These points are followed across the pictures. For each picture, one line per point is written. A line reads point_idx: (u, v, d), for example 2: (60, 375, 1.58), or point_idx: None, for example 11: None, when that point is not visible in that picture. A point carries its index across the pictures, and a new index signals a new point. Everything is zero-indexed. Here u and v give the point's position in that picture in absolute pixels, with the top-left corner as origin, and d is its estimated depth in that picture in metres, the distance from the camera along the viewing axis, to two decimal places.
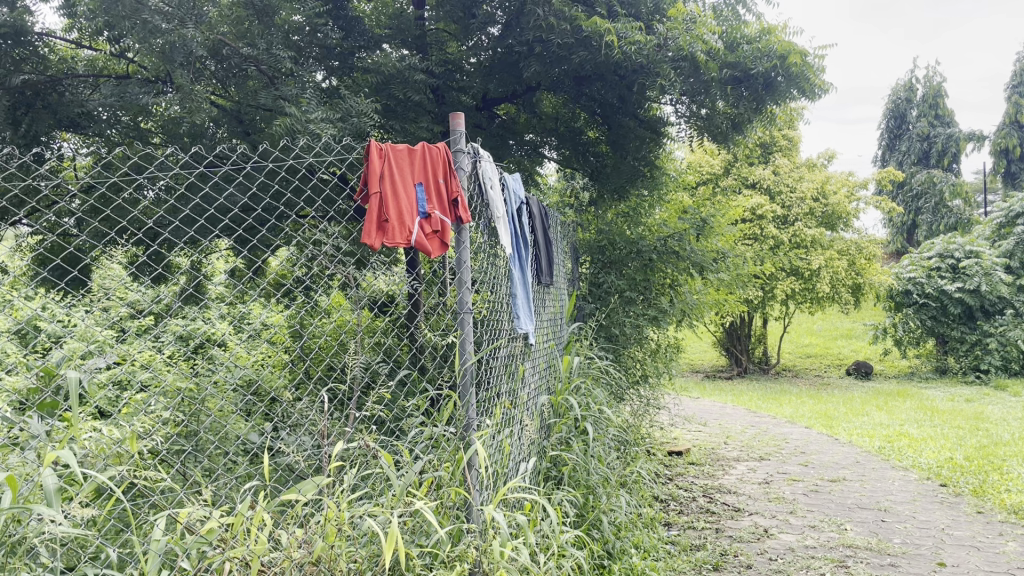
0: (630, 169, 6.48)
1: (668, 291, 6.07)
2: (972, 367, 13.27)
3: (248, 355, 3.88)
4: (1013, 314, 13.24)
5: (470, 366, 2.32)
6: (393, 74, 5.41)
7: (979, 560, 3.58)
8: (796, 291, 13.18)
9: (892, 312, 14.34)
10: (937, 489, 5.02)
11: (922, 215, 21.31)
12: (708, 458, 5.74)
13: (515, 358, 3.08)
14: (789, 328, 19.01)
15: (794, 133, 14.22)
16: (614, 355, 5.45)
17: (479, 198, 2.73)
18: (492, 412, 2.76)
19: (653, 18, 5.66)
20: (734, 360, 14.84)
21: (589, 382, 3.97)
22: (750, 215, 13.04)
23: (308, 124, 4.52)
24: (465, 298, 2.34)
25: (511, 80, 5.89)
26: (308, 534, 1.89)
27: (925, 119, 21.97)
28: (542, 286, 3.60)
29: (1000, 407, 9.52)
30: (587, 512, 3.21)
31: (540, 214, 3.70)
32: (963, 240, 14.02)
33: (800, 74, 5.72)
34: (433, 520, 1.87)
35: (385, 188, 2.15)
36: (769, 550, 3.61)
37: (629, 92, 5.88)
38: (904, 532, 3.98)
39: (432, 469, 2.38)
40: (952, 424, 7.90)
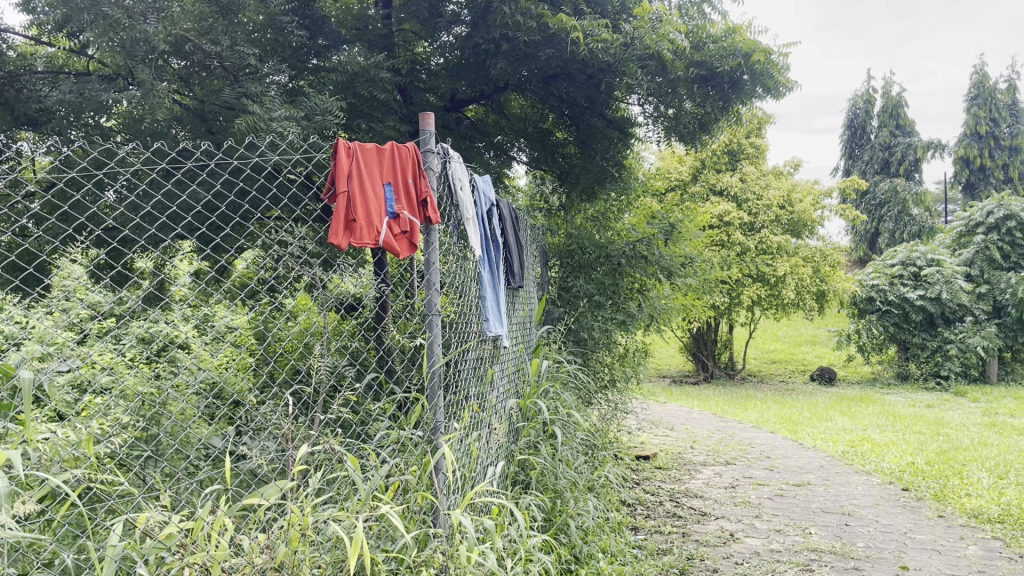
0: (598, 170, 6.44)
1: (636, 296, 6.05)
2: (932, 373, 13.55)
3: (210, 357, 3.82)
4: (971, 322, 13.54)
5: (438, 369, 2.29)
6: (359, 73, 5.36)
7: (941, 563, 3.62)
8: (763, 298, 13.29)
9: (855, 318, 14.47)
10: (899, 493, 5.09)
11: (885, 223, 21.68)
12: (675, 462, 5.76)
13: (484, 361, 3.07)
14: (755, 334, 19.17)
15: (761, 141, 14.32)
16: (581, 359, 5.44)
17: (449, 199, 2.70)
18: (460, 416, 2.74)
19: (620, 18, 5.69)
20: (700, 365, 14.97)
21: (557, 386, 3.96)
22: (717, 221, 13.15)
23: (271, 123, 4.48)
24: (434, 299, 2.31)
25: (478, 80, 5.92)
26: (270, 540, 1.85)
27: (885, 128, 22.19)
28: (512, 287, 3.60)
29: (960, 412, 9.79)
30: (555, 516, 3.20)
31: (511, 216, 3.68)
32: (924, 249, 14.32)
33: (764, 73, 5.78)
34: (399, 525, 1.85)
35: (354, 186, 2.11)
36: (735, 554, 3.62)
37: (597, 92, 5.95)
38: (868, 535, 4.02)
39: (398, 473, 2.35)
40: (915, 430, 8.01)
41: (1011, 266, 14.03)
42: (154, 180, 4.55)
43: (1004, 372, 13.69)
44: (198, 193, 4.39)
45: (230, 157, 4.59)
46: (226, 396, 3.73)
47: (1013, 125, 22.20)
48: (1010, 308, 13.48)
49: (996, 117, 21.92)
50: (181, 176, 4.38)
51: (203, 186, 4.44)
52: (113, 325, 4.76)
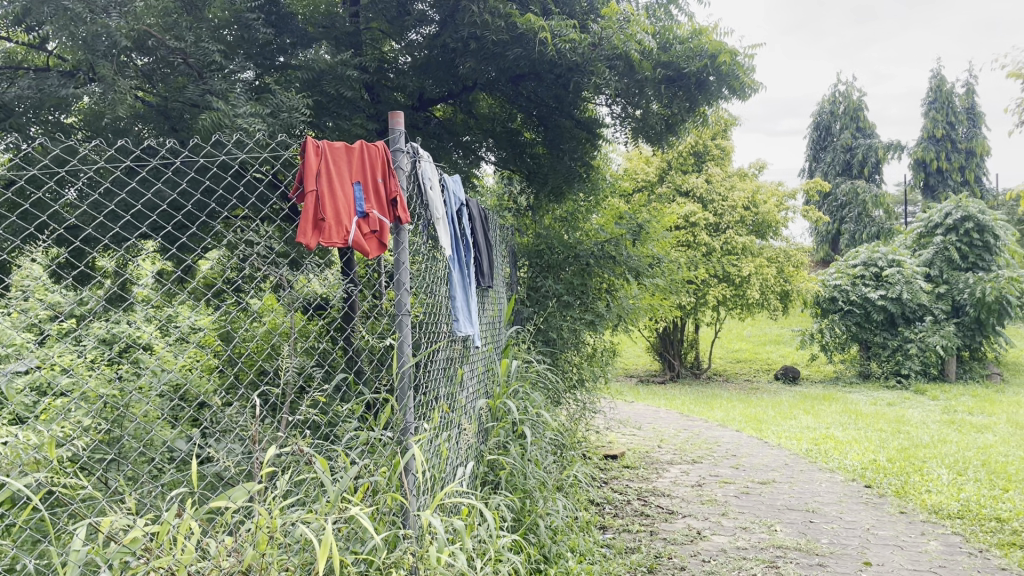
0: (566, 170, 6.47)
1: (604, 296, 6.07)
2: (893, 372, 13.78)
3: (175, 358, 3.76)
4: (931, 322, 13.81)
5: (408, 370, 2.28)
6: (325, 70, 5.32)
7: (903, 559, 3.68)
8: (728, 298, 13.44)
9: (818, 317, 14.69)
10: (862, 490, 5.17)
11: (846, 224, 22.04)
12: (643, 461, 5.80)
13: (454, 361, 3.06)
14: (720, 334, 19.35)
15: (727, 142, 14.43)
16: (550, 358, 5.45)
17: (419, 199, 2.69)
18: (430, 417, 2.72)
19: (587, 18, 5.70)
20: (667, 364, 15.09)
21: (526, 386, 3.96)
22: (683, 222, 13.24)
23: (235, 120, 4.41)
24: (403, 299, 2.30)
25: (446, 79, 5.93)
26: (238, 542, 1.83)
27: (847, 130, 22.56)
28: (481, 287, 3.59)
29: (920, 410, 9.96)
30: (524, 516, 3.20)
31: (480, 216, 3.67)
32: (885, 249, 14.58)
33: (730, 73, 5.83)
34: (368, 526, 1.84)
35: (322, 185, 2.10)
36: (702, 552, 3.65)
37: (565, 92, 5.95)
38: (831, 531, 4.09)
39: (367, 474, 2.33)
40: (876, 428, 8.16)
41: (969, 266, 14.33)
42: (118, 177, 4.47)
43: (962, 370, 13.96)
44: (163, 191, 4.32)
45: (196, 155, 4.53)
46: (192, 398, 3.68)
47: (970, 128, 22.68)
48: (967, 308, 13.77)
49: (954, 120, 22.38)
50: (146, 174, 4.31)
51: (168, 185, 4.38)
52: (74, 326, 4.67)
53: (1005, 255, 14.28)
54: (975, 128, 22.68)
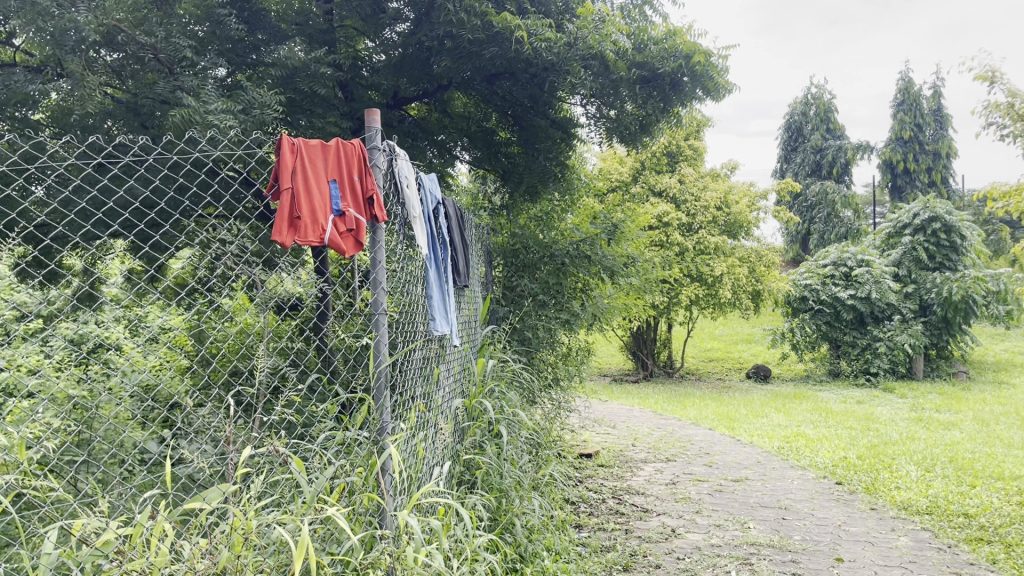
0: (541, 170, 6.43)
1: (579, 295, 6.10)
2: (862, 370, 13.97)
3: (147, 359, 3.71)
4: (899, 321, 14.02)
5: (385, 369, 2.27)
6: (299, 67, 5.27)
7: (874, 555, 3.73)
8: (700, 298, 13.55)
9: (789, 317, 14.86)
10: (833, 487, 5.24)
11: (815, 224, 22.31)
12: (617, 460, 5.83)
13: (430, 361, 3.05)
14: (692, 333, 19.50)
15: (699, 143, 14.52)
16: (525, 358, 5.46)
17: (395, 197, 2.67)
18: (406, 417, 2.71)
19: (563, 18, 5.71)
20: (640, 363, 15.18)
21: (502, 386, 3.96)
22: (657, 221, 13.33)
23: (206, 116, 4.36)
24: (380, 298, 2.29)
25: (421, 76, 5.87)
26: (213, 544, 1.82)
27: (817, 132, 22.83)
28: (458, 286, 3.59)
29: (889, 408, 10.11)
30: (500, 515, 3.19)
31: (456, 215, 3.66)
32: (855, 249, 14.78)
33: (704, 74, 5.88)
34: (345, 527, 1.83)
35: (298, 183, 2.09)
36: (676, 550, 3.67)
37: (540, 92, 5.96)
38: (803, 528, 4.13)
39: (343, 475, 2.32)
40: (846, 425, 8.27)
41: (937, 266, 14.56)
42: (89, 174, 4.40)
43: (930, 368, 14.18)
44: (135, 189, 4.27)
45: (169, 152, 4.47)
46: (165, 398, 3.64)
47: (937, 130, 23.05)
48: (935, 308, 14.00)
49: (921, 123, 22.73)
50: (117, 171, 4.25)
51: (139, 183, 4.32)
52: (43, 326, 4.59)
53: (972, 255, 14.52)
54: (942, 130, 23.05)
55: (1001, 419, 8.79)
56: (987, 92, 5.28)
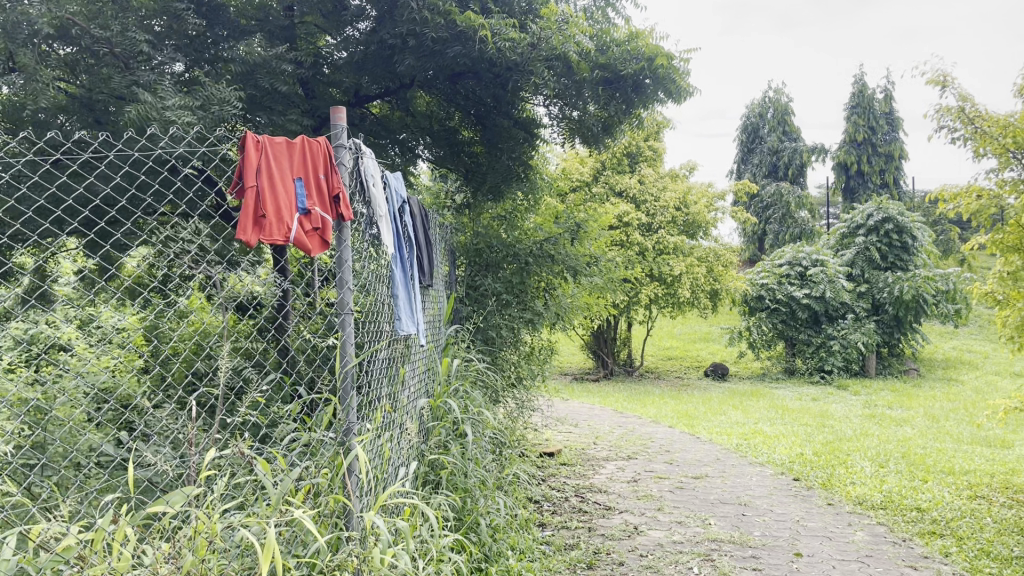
0: (504, 169, 6.45)
1: (542, 294, 6.10)
2: (816, 368, 14.23)
3: (105, 360, 3.64)
4: (853, 319, 14.30)
5: (351, 369, 2.25)
6: (259, 64, 5.18)
7: (832, 549, 3.81)
8: (660, 297, 13.69)
9: (746, 315, 15.08)
10: (790, 483, 5.33)
11: (770, 224, 22.69)
12: (579, 458, 5.86)
13: (395, 361, 3.03)
14: (651, 332, 19.70)
15: (658, 144, 14.65)
16: (489, 357, 5.47)
17: (361, 196, 2.66)
18: (372, 417, 2.70)
19: (527, 18, 5.72)
20: (600, 362, 15.28)
21: (466, 385, 3.96)
22: (617, 221, 13.43)
23: (164, 112, 4.29)
24: (346, 298, 2.27)
25: (383, 75, 5.75)
26: (176, 548, 1.79)
27: (773, 133, 23.19)
28: (422, 286, 3.58)
29: (843, 405, 10.31)
30: (465, 515, 3.19)
31: (421, 214, 3.64)
32: (810, 249, 15.06)
33: (666, 77, 5.95)
34: (311, 529, 1.81)
35: (263, 181, 2.07)
36: (639, 547, 3.71)
37: (503, 92, 5.97)
38: (763, 524, 4.20)
39: (309, 476, 2.29)
40: (801, 422, 8.43)
41: (889, 266, 14.88)
42: (45, 171, 4.31)
43: (882, 366, 14.50)
44: (93, 186, 4.19)
45: (127, 149, 4.39)
46: (124, 399, 3.57)
47: (889, 133, 23.57)
48: (887, 307, 14.32)
49: (874, 125, 23.23)
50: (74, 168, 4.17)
51: (96, 180, 4.23)
52: None
53: (922, 255, 14.88)
54: (893, 133, 23.59)
55: (950, 415, 9.03)
56: (940, 97, 5.41)
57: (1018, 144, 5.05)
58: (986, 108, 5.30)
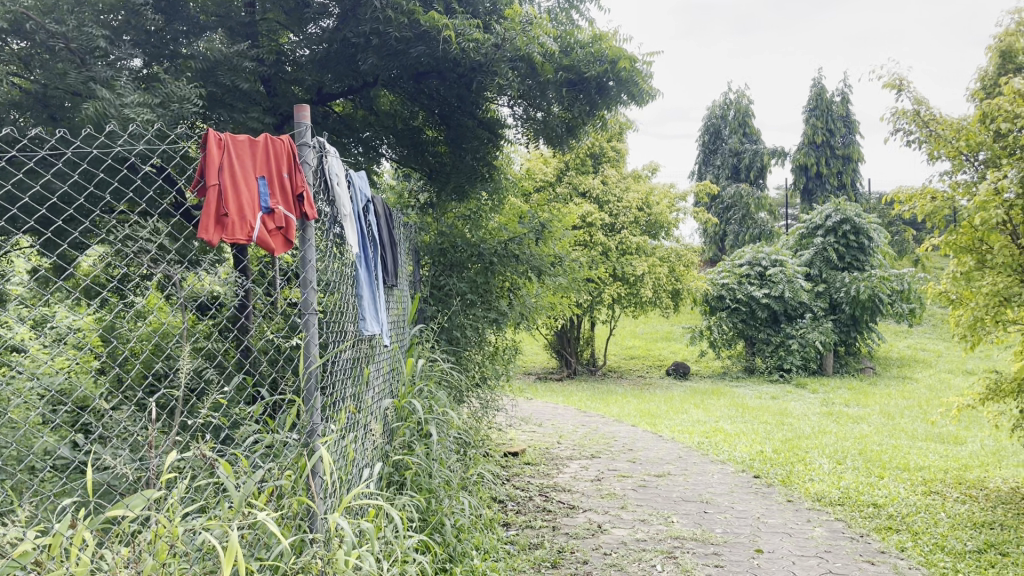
0: (468, 169, 6.44)
1: (506, 294, 6.12)
2: (776, 367, 14.45)
3: (61, 361, 3.56)
4: (811, 318, 14.55)
5: (315, 370, 2.24)
6: (220, 61, 5.12)
7: (792, 545, 3.87)
8: (623, 296, 13.77)
9: (707, 315, 15.25)
10: (751, 480, 5.41)
11: (731, 225, 22.98)
12: (543, 458, 5.88)
13: (360, 361, 3.02)
14: (614, 332, 19.83)
15: (621, 145, 14.74)
16: (453, 357, 5.46)
17: (325, 194, 2.63)
18: (336, 419, 2.67)
19: (491, 19, 5.71)
20: (563, 361, 15.33)
21: (431, 385, 3.95)
22: (581, 221, 13.48)
23: (123, 109, 4.22)
24: (309, 298, 2.25)
25: (346, 73, 5.70)
26: (137, 552, 1.76)
27: (734, 135, 23.49)
28: (387, 286, 3.56)
29: (801, 402, 10.48)
30: (430, 516, 3.18)
31: (385, 214, 3.63)
32: (769, 249, 15.27)
33: (629, 79, 5.99)
34: (275, 531, 1.79)
35: (225, 179, 2.04)
36: (603, 545, 3.73)
37: (467, 92, 5.96)
38: (725, 521, 4.25)
39: (272, 478, 2.27)
40: (760, 420, 8.56)
41: (846, 266, 15.16)
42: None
43: (839, 364, 14.76)
44: (51, 184, 4.10)
45: (85, 146, 4.30)
46: (81, 401, 3.51)
47: (846, 136, 23.99)
48: (844, 306, 14.59)
49: (832, 128, 23.62)
50: (31, 166, 4.08)
51: (54, 178, 4.14)
52: None
53: (877, 256, 15.19)
54: (850, 135, 24.02)
55: (904, 412, 9.25)
56: (895, 100, 5.53)
57: (970, 148, 5.18)
58: (940, 112, 5.43)
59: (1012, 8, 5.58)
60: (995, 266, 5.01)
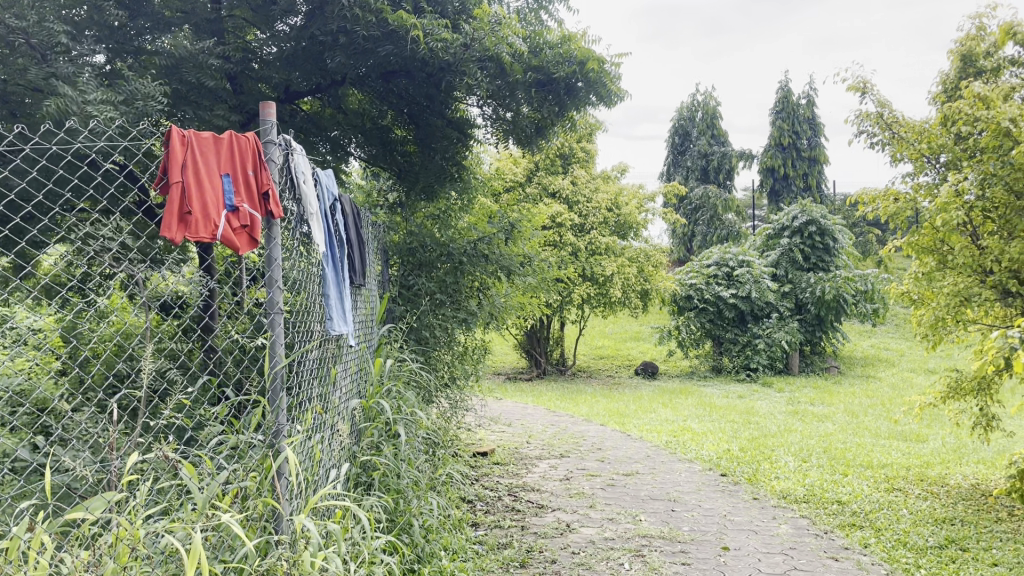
0: (437, 169, 6.39)
1: (476, 294, 6.05)
2: (742, 366, 14.60)
3: (20, 362, 3.50)
4: (777, 318, 14.73)
5: (281, 370, 2.22)
6: (185, 58, 5.06)
7: (757, 542, 3.91)
8: (592, 296, 13.83)
9: (675, 315, 15.36)
10: (718, 478, 5.46)
11: (699, 226, 23.17)
12: (512, 457, 5.88)
13: (327, 361, 2.99)
14: (583, 332, 19.90)
15: (590, 146, 14.79)
16: (422, 357, 5.46)
17: (291, 192, 2.61)
18: (302, 419, 2.65)
19: (460, 18, 5.69)
20: (533, 361, 15.35)
21: (399, 385, 3.93)
22: (551, 222, 13.51)
23: (84, 106, 4.15)
24: (275, 297, 2.23)
25: (314, 71, 5.65)
26: (98, 556, 1.73)
27: (703, 137, 23.71)
28: (354, 285, 3.54)
29: (768, 401, 10.59)
30: (398, 517, 3.17)
31: (353, 213, 3.61)
32: (736, 250, 15.42)
33: (597, 81, 6.02)
34: (239, 533, 1.77)
35: (189, 177, 2.01)
36: (571, 544, 3.74)
37: (436, 91, 5.95)
38: (691, 519, 4.28)
39: (236, 480, 2.25)
40: (727, 419, 8.65)
41: (811, 267, 15.35)
42: None
43: (805, 364, 14.95)
44: (9, 181, 4.02)
45: (45, 142, 4.22)
46: (39, 403, 3.44)
47: (812, 138, 24.28)
48: (809, 306, 14.78)
49: (798, 130, 23.91)
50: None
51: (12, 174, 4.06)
52: None
53: (842, 257, 15.40)
54: (815, 138, 24.32)
55: (868, 411, 9.39)
56: (858, 103, 5.62)
57: (932, 150, 5.28)
58: (903, 115, 5.56)
59: (973, 13, 5.68)
60: (956, 267, 5.09)
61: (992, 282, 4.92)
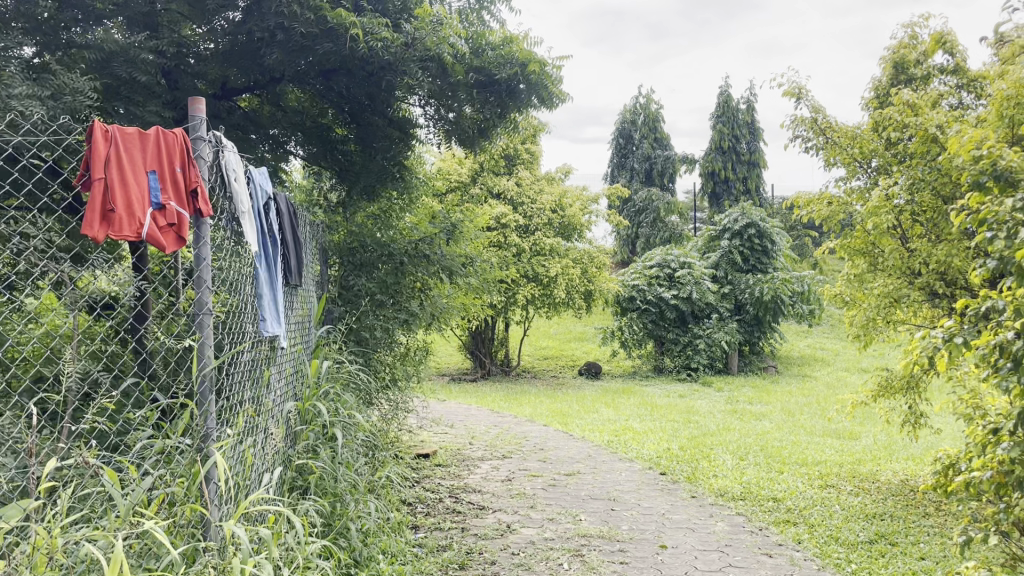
0: (379, 169, 6.33)
1: (417, 295, 5.98)
2: (684, 366, 14.81)
3: None
4: (717, 318, 15.02)
5: (210, 372, 2.16)
6: (116, 52, 4.91)
7: (694, 540, 3.96)
8: (536, 297, 13.88)
9: (618, 315, 15.50)
10: (658, 477, 5.51)
11: (642, 228, 23.45)
12: (454, 458, 5.86)
13: (260, 362, 2.93)
14: (528, 333, 19.94)
15: (535, 147, 14.78)
16: (362, 358, 5.41)
17: (222, 191, 2.54)
18: (234, 423, 2.59)
19: (401, 18, 5.55)
20: (477, 362, 15.34)
21: (337, 387, 3.87)
22: (495, 223, 13.49)
23: (8, 100, 3.95)
24: (204, 298, 2.17)
25: (252, 68, 5.55)
26: (12, 566, 1.66)
27: (646, 140, 24.00)
28: (290, 286, 3.47)
29: (707, 400, 10.77)
30: (334, 521, 3.12)
31: (289, 212, 3.54)
32: (678, 251, 15.62)
33: (539, 82, 6.01)
34: (163, 540, 1.72)
35: (113, 173, 1.94)
36: (511, 545, 3.73)
37: (377, 91, 5.87)
38: (631, 518, 4.31)
39: (163, 485, 2.18)
40: (668, 418, 8.76)
41: (749, 268, 15.65)
42: None
43: (744, 363, 15.24)
44: None
45: None
46: None
47: (751, 142, 24.74)
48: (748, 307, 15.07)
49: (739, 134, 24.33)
50: None
51: None
52: None
53: (780, 259, 15.72)
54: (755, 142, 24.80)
55: (804, 409, 9.62)
56: (793, 108, 5.74)
57: (863, 155, 5.43)
58: (836, 120, 5.67)
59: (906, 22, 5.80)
60: (887, 269, 5.24)
61: (921, 284, 5.05)
